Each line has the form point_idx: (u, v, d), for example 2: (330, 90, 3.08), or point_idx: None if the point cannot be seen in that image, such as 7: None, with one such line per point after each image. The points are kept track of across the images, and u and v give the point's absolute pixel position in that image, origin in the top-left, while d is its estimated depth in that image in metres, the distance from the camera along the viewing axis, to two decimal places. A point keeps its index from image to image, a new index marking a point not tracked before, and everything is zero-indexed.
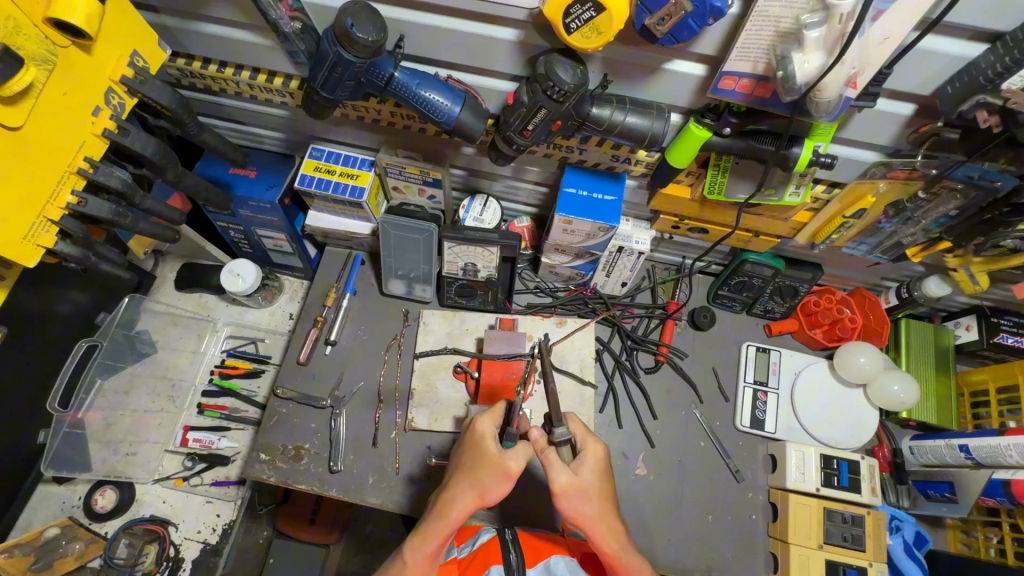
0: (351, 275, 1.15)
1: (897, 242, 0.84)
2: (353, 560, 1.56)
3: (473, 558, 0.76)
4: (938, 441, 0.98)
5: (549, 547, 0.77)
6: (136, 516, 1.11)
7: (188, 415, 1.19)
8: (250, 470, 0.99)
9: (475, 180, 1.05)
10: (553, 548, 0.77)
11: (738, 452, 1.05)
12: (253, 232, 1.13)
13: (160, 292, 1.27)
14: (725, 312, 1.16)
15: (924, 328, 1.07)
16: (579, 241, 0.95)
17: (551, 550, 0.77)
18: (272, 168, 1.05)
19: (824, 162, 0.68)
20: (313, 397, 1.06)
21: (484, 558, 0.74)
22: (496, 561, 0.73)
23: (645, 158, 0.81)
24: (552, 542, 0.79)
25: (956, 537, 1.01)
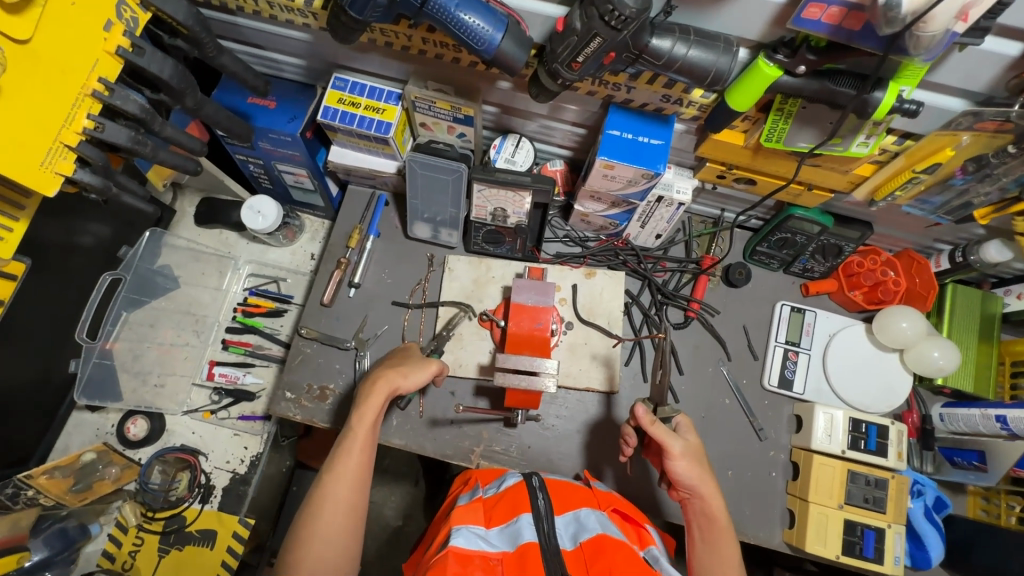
0: (375, 217, 1.11)
1: (966, 202, 0.77)
2: (372, 492, 1.61)
3: (497, 504, 0.76)
4: (973, 410, 0.96)
5: (577, 500, 0.78)
6: (167, 445, 1.14)
7: (214, 350, 1.20)
8: (277, 407, 1.01)
9: (508, 118, 0.98)
10: (582, 501, 0.77)
11: (763, 411, 1.04)
12: (274, 166, 1.09)
13: (181, 227, 1.25)
14: (761, 269, 1.12)
15: (972, 293, 1.02)
16: (618, 188, 0.89)
17: (578, 503, 0.77)
18: (294, 99, 0.99)
19: (907, 108, 0.61)
20: (338, 339, 1.06)
21: (512, 504, 0.74)
22: (524, 509, 0.72)
23: (699, 100, 0.75)
24: (580, 494, 0.80)
25: (976, 503, 1.00)
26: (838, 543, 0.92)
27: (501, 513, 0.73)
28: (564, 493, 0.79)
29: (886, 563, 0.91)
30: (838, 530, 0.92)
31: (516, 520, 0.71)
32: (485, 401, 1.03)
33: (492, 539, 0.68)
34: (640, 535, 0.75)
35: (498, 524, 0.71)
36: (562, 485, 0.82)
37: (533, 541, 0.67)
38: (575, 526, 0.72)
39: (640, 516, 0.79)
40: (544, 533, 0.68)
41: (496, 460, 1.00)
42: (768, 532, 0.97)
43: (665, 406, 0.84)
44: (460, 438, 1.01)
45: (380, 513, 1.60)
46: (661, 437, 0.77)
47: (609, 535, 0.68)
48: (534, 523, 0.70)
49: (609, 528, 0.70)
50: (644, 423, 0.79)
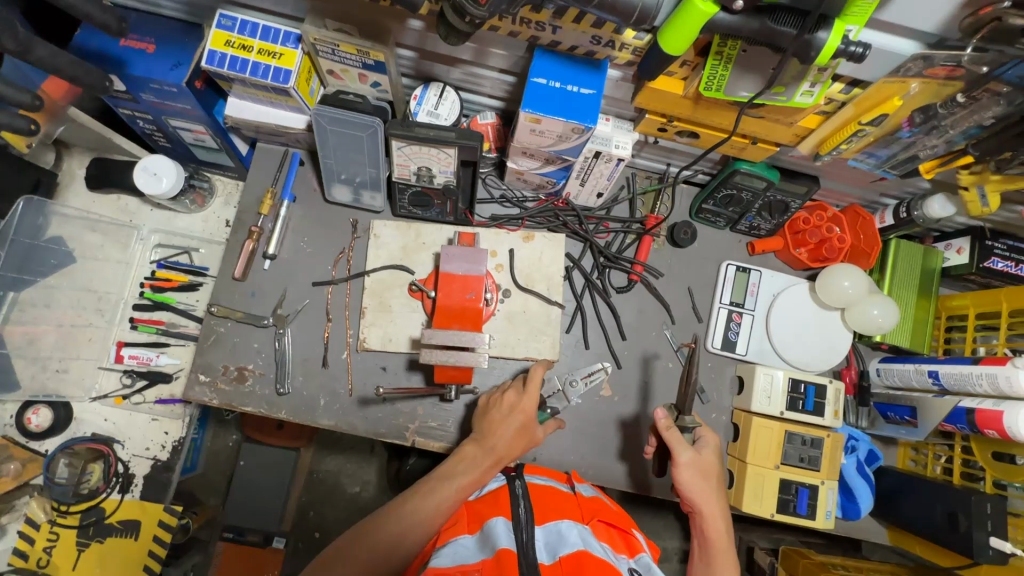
0: (288, 178, 1.00)
1: (912, 155, 0.72)
2: (326, 462, 1.55)
3: (481, 510, 0.71)
4: (908, 365, 0.96)
5: (561, 510, 0.72)
6: (76, 435, 1.05)
7: (122, 330, 1.10)
8: (190, 393, 0.93)
9: (428, 65, 0.87)
10: (565, 513, 0.70)
11: (706, 373, 1.02)
12: (165, 122, 0.95)
13: (69, 193, 1.10)
14: (707, 227, 1.07)
15: (914, 249, 1.00)
16: (549, 144, 0.81)
17: (561, 513, 0.71)
18: (175, 41, 0.84)
19: (852, 52, 0.54)
20: (254, 315, 0.96)
21: (492, 510, 0.70)
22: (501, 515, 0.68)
23: (632, 41, 0.66)
24: (563, 503, 0.74)
25: (906, 453, 1.01)
26: (773, 501, 0.92)
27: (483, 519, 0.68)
28: (545, 500, 0.73)
29: (818, 518, 0.93)
30: (773, 490, 0.92)
31: (494, 528, 0.65)
32: (419, 376, 0.97)
33: (468, 551, 0.63)
34: (628, 544, 0.71)
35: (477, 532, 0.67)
36: (544, 490, 0.76)
37: (510, 550, 0.61)
38: (554, 537, 0.65)
39: (626, 522, 0.75)
40: (521, 543, 0.62)
41: (432, 436, 0.95)
42: None
43: (687, 415, 0.82)
44: (393, 415, 0.96)
45: (336, 483, 1.54)
46: (671, 443, 0.78)
47: (589, 553, 0.61)
48: (512, 529, 0.64)
49: (590, 544, 0.64)
50: (659, 427, 0.80)
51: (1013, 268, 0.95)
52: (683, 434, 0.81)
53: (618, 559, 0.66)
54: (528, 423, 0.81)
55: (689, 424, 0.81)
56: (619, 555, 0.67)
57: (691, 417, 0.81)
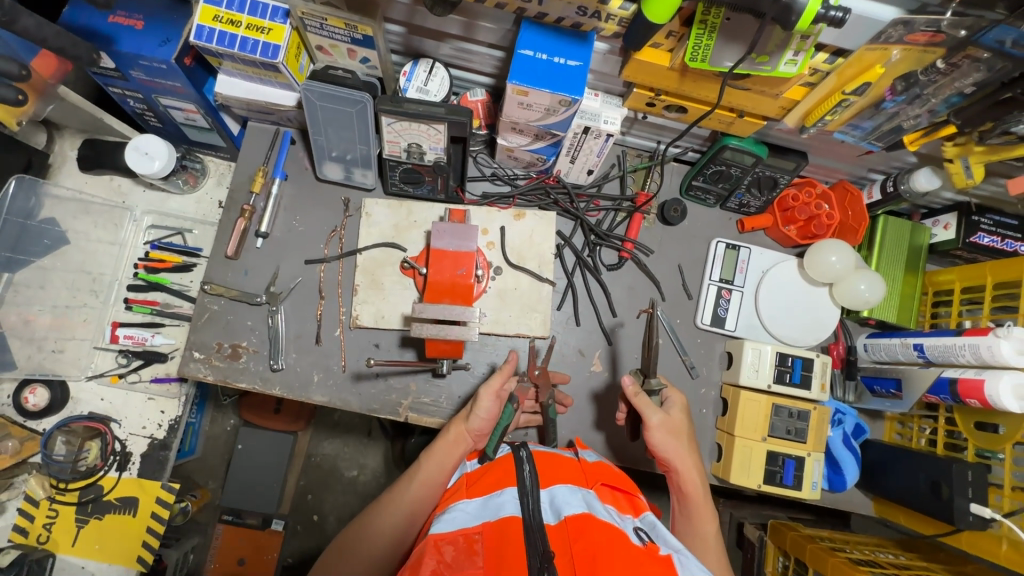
0: (280, 157, 1.00)
1: (896, 126, 0.73)
2: (324, 445, 1.57)
3: (484, 476, 0.73)
4: (894, 339, 0.97)
5: (564, 476, 0.72)
6: (73, 414, 1.06)
7: (116, 310, 1.10)
8: (185, 369, 0.94)
9: (417, 40, 0.87)
10: (568, 478, 0.71)
11: (696, 349, 1.03)
12: (156, 100, 0.95)
13: (62, 174, 1.10)
14: (697, 205, 1.08)
15: (902, 224, 1.01)
16: (537, 118, 0.81)
17: (566, 478, 0.72)
18: (164, 17, 0.84)
19: (833, 17, 0.54)
20: (247, 293, 0.97)
21: (498, 478, 0.70)
22: (511, 484, 0.68)
23: (618, 12, 0.66)
24: (568, 469, 0.75)
25: (892, 427, 1.03)
26: (760, 473, 0.94)
27: (484, 485, 0.70)
28: (550, 467, 0.74)
29: (804, 489, 0.94)
30: (760, 462, 0.94)
31: (499, 494, 0.67)
32: (411, 352, 0.98)
33: (473, 512, 0.66)
34: (633, 504, 0.72)
35: (480, 495, 0.69)
36: (549, 458, 0.77)
37: (516, 516, 0.63)
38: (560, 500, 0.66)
39: (629, 485, 0.76)
40: (527, 509, 0.64)
41: (425, 412, 0.96)
42: None
43: (653, 379, 0.85)
44: (387, 392, 0.97)
45: (332, 466, 1.56)
46: (641, 408, 0.81)
47: (596, 516, 0.61)
48: (517, 495, 0.66)
49: (595, 507, 0.64)
50: (629, 394, 0.82)
51: (999, 243, 0.96)
52: (651, 398, 0.84)
53: (622, 519, 0.66)
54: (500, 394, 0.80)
55: (655, 387, 0.84)
56: (623, 515, 0.68)
57: (656, 380, 0.85)
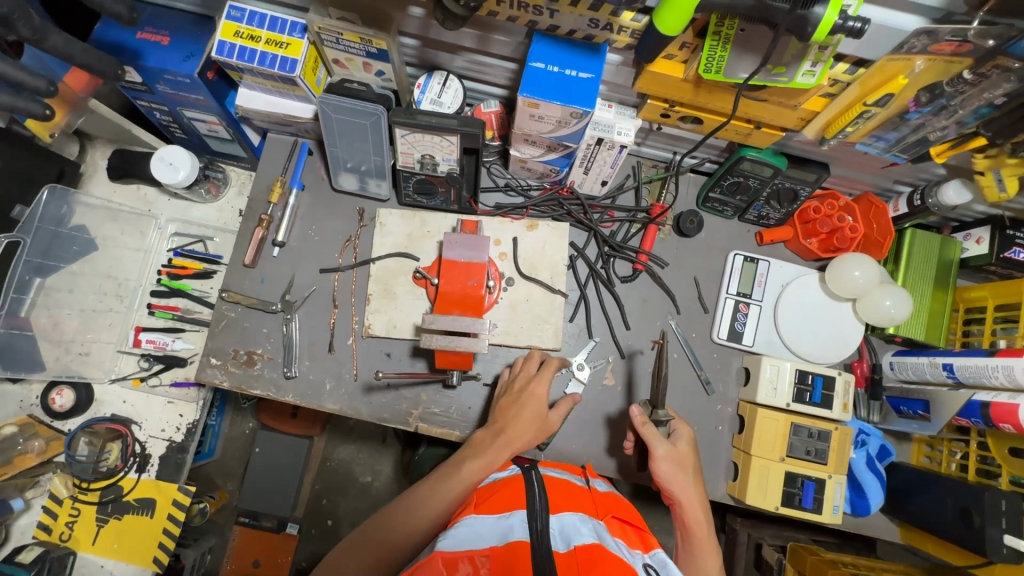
0: (297, 167, 1.02)
1: (921, 138, 0.70)
2: (339, 449, 1.58)
3: (494, 493, 0.71)
4: (922, 359, 0.93)
5: (574, 504, 0.71)
6: (96, 416, 1.09)
7: (140, 315, 1.14)
8: (202, 374, 0.96)
9: (431, 52, 0.87)
10: (579, 507, 0.70)
11: (712, 364, 1.01)
12: (180, 113, 0.98)
13: (92, 183, 1.14)
14: (714, 217, 1.06)
15: (931, 238, 0.97)
16: (549, 130, 0.81)
17: (576, 506, 0.70)
18: (188, 33, 0.87)
19: (851, 27, 0.52)
20: (263, 301, 0.99)
21: (508, 497, 0.68)
22: (518, 507, 0.66)
23: (630, 23, 0.66)
24: (579, 497, 0.74)
25: (920, 450, 0.99)
26: (777, 494, 0.91)
27: (492, 503, 0.68)
28: (562, 493, 0.72)
29: (825, 512, 0.91)
30: (778, 482, 0.91)
31: (509, 516, 0.65)
32: (422, 362, 0.98)
33: (482, 530, 0.62)
34: (643, 539, 0.71)
35: (491, 513, 0.66)
36: (560, 484, 0.76)
37: (525, 540, 0.60)
38: (569, 526, 0.64)
39: (640, 520, 0.75)
40: (535, 531, 0.61)
41: (435, 422, 0.96)
42: (712, 483, 0.97)
43: (661, 409, 0.84)
44: (398, 401, 0.97)
45: (347, 471, 1.57)
46: (647, 438, 0.81)
47: (606, 548, 0.61)
48: (526, 518, 0.63)
49: (605, 539, 0.63)
50: (636, 424, 0.83)
51: None
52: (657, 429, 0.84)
53: (632, 553, 0.65)
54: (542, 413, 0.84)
55: (664, 418, 0.84)
56: (633, 549, 0.66)
57: (665, 411, 0.84)
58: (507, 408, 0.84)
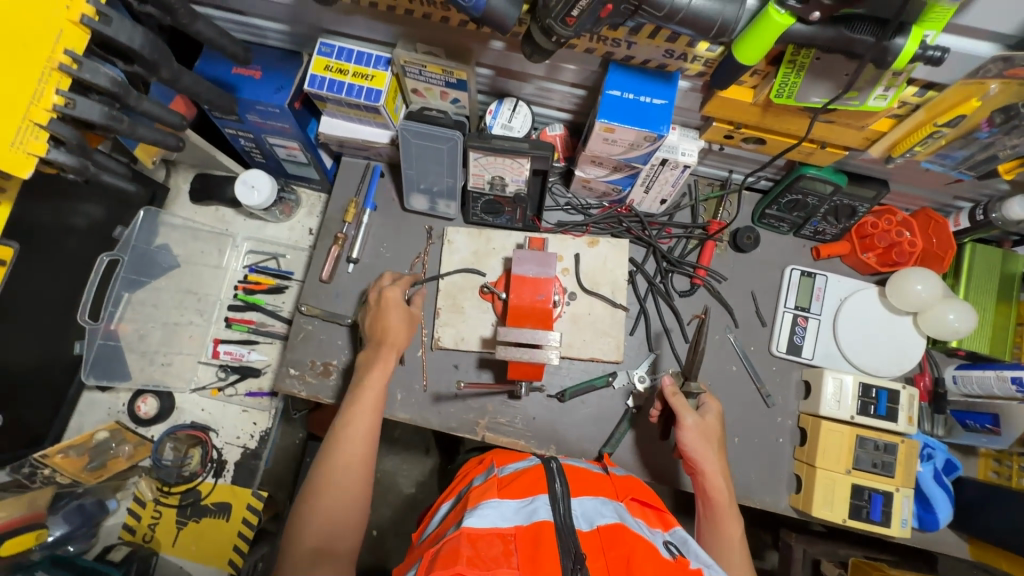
0: (371, 189, 1.08)
1: (991, 156, 0.73)
2: (388, 459, 1.61)
3: (514, 481, 0.73)
4: (988, 372, 0.93)
5: (595, 488, 0.75)
6: (177, 423, 1.16)
7: (217, 328, 1.20)
8: (282, 384, 1.02)
9: (503, 81, 0.93)
10: (600, 491, 0.74)
11: (771, 376, 1.03)
12: (264, 139, 1.06)
13: (176, 205, 1.23)
14: (770, 233, 1.08)
15: (992, 252, 0.98)
16: (620, 152, 0.85)
17: (596, 491, 0.74)
18: (280, 67, 0.94)
19: (931, 56, 0.57)
20: (339, 315, 1.05)
21: (530, 481, 0.72)
22: (541, 491, 0.70)
23: (705, 54, 0.70)
24: (600, 484, 0.78)
25: (987, 465, 0.98)
26: (844, 506, 0.92)
27: (514, 488, 0.69)
28: (582, 481, 0.76)
29: (893, 526, 0.91)
30: (845, 495, 0.92)
31: (532, 500, 0.68)
32: (488, 373, 1.03)
33: (507, 512, 0.65)
34: (662, 519, 0.74)
35: (513, 497, 0.68)
36: (579, 472, 0.79)
37: (549, 521, 0.64)
38: (591, 509, 0.68)
39: (660, 502, 0.79)
40: (560, 515, 0.65)
41: (502, 431, 1.00)
42: (775, 496, 0.98)
43: (692, 382, 0.91)
44: (466, 410, 1.01)
45: (396, 481, 1.60)
46: (677, 408, 0.84)
47: (627, 527, 0.65)
48: (550, 504, 0.67)
49: (626, 518, 0.67)
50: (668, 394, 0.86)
51: None
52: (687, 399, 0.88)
53: (652, 533, 0.69)
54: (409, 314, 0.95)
55: (694, 389, 0.90)
56: (653, 529, 0.71)
57: (695, 383, 0.90)
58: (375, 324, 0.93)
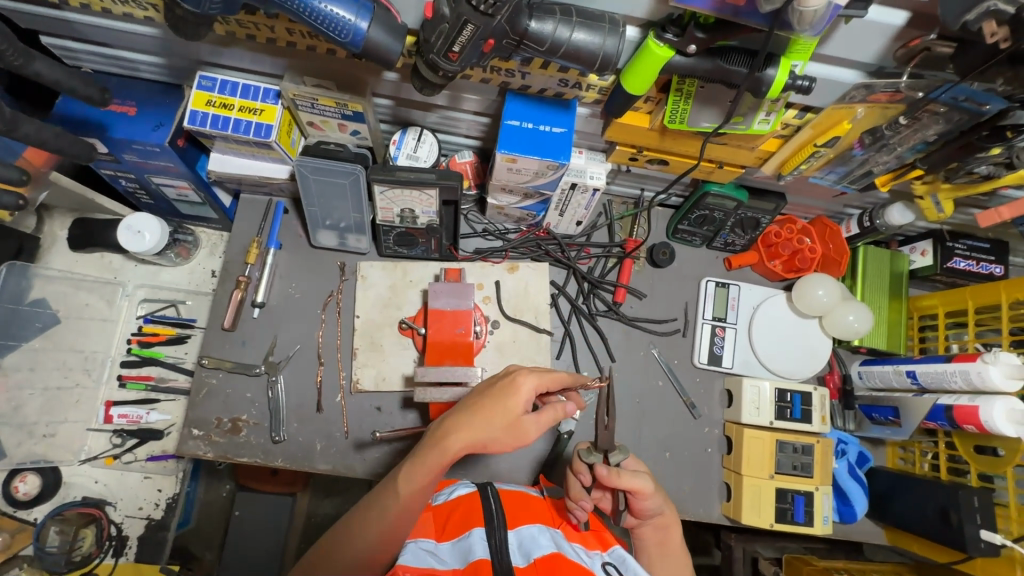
0: (274, 227, 1.01)
1: (867, 171, 0.78)
2: (323, 504, 1.50)
3: (452, 514, 0.72)
4: (887, 367, 0.99)
5: (532, 516, 0.74)
6: (66, 500, 1.03)
7: (109, 389, 1.09)
8: (183, 448, 0.92)
9: (405, 111, 0.90)
10: (535, 518, 0.73)
11: (695, 388, 1.05)
12: (148, 179, 0.96)
13: (52, 255, 1.10)
14: (684, 247, 1.11)
15: (881, 254, 1.05)
16: (527, 180, 0.84)
17: (533, 518, 0.73)
18: (156, 103, 0.86)
19: (800, 85, 0.59)
20: (245, 365, 0.97)
21: (465, 516, 0.70)
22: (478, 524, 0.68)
23: (598, 83, 0.70)
24: (534, 510, 0.76)
25: (894, 453, 1.05)
26: (771, 511, 0.94)
27: (453, 525, 0.69)
28: (518, 507, 0.74)
29: (816, 524, 0.94)
30: (770, 500, 0.94)
31: (468, 535, 0.66)
32: (414, 414, 0.98)
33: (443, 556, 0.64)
34: (600, 539, 0.73)
35: (449, 539, 0.68)
36: (516, 498, 0.77)
37: (485, 559, 0.62)
38: (528, 539, 0.67)
39: (598, 519, 0.77)
40: (495, 549, 0.63)
41: None
42: (707, 507, 0.99)
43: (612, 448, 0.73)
44: (392, 455, 0.96)
45: None
46: (627, 483, 0.69)
47: (564, 556, 0.64)
48: (486, 535, 0.65)
49: (562, 546, 0.67)
50: (605, 479, 0.69)
51: (975, 266, 1.00)
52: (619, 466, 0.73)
53: (591, 557, 0.69)
54: (519, 418, 0.66)
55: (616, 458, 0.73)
56: (591, 552, 0.70)
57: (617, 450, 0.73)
58: (483, 403, 0.67)
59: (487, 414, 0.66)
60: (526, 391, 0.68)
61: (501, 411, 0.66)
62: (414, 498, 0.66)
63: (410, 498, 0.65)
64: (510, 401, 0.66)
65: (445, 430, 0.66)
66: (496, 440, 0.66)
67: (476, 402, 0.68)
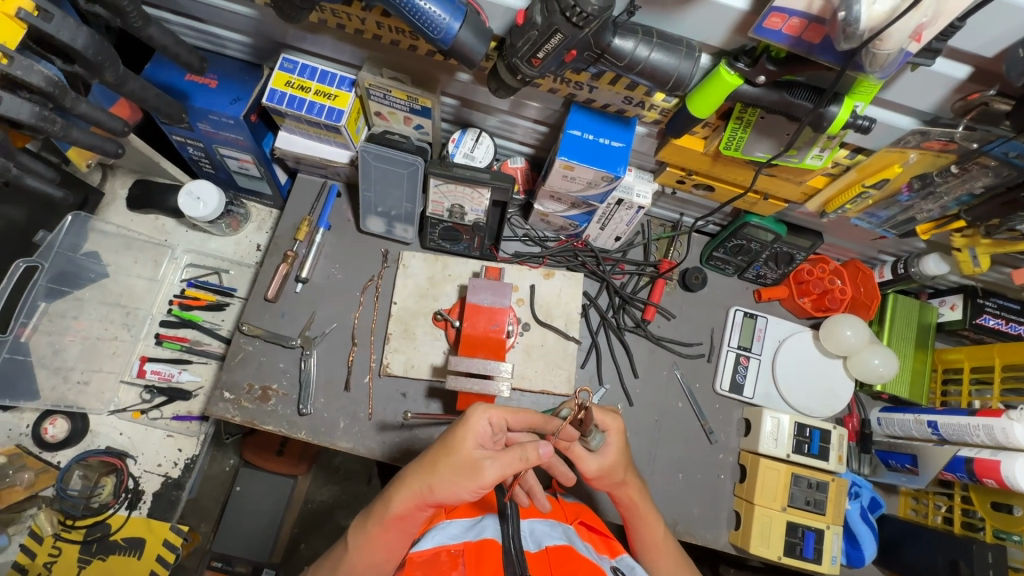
0: (325, 208, 1.06)
1: (910, 217, 0.81)
2: (322, 491, 1.51)
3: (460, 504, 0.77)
4: (907, 416, 1.00)
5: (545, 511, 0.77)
6: (90, 448, 1.06)
7: (145, 345, 1.11)
8: (213, 409, 0.95)
9: (468, 112, 0.94)
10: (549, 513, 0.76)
11: (714, 414, 1.06)
12: (214, 150, 1.01)
13: (110, 211, 1.14)
14: (716, 274, 1.13)
15: (911, 303, 1.06)
16: (578, 190, 0.88)
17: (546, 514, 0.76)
18: (238, 79, 0.91)
19: (860, 124, 0.62)
20: (283, 336, 1.00)
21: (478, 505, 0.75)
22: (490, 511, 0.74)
23: (661, 103, 0.73)
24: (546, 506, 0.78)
25: (906, 503, 1.04)
26: (780, 543, 0.94)
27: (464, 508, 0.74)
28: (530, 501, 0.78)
29: (824, 562, 0.94)
30: (780, 532, 0.94)
31: (482, 519, 0.72)
32: (437, 403, 1.00)
33: (456, 533, 0.68)
34: (609, 545, 0.74)
35: (461, 518, 0.73)
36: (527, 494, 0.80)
37: (495, 540, 0.66)
38: (537, 531, 0.70)
39: (605, 527, 0.78)
40: (506, 534, 0.66)
41: None
42: (715, 532, 1.00)
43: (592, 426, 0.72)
44: (411, 441, 0.97)
45: (330, 513, 1.49)
46: (576, 457, 0.75)
47: (574, 550, 0.66)
48: (499, 524, 0.69)
49: (574, 541, 0.69)
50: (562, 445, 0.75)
51: (1004, 325, 1.00)
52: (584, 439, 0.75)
53: (599, 558, 0.70)
54: (468, 461, 0.65)
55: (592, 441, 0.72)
56: (600, 554, 0.71)
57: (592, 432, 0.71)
58: (438, 451, 0.67)
59: (437, 459, 0.66)
60: (479, 425, 0.67)
61: (453, 458, 0.65)
62: (380, 540, 0.68)
63: (376, 540, 0.68)
64: (458, 440, 0.66)
65: (404, 479, 0.67)
66: (446, 488, 0.65)
67: (434, 446, 0.68)
